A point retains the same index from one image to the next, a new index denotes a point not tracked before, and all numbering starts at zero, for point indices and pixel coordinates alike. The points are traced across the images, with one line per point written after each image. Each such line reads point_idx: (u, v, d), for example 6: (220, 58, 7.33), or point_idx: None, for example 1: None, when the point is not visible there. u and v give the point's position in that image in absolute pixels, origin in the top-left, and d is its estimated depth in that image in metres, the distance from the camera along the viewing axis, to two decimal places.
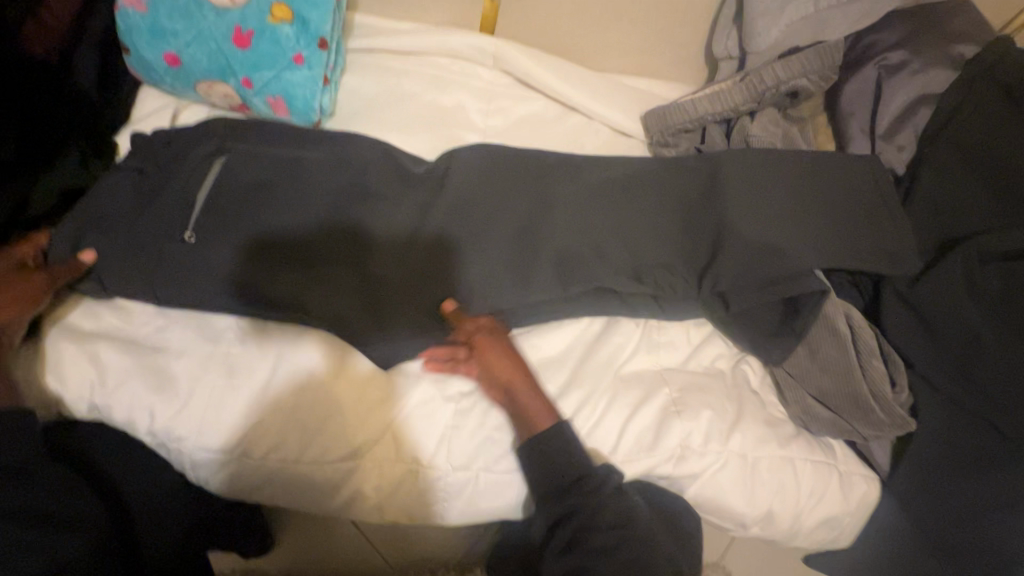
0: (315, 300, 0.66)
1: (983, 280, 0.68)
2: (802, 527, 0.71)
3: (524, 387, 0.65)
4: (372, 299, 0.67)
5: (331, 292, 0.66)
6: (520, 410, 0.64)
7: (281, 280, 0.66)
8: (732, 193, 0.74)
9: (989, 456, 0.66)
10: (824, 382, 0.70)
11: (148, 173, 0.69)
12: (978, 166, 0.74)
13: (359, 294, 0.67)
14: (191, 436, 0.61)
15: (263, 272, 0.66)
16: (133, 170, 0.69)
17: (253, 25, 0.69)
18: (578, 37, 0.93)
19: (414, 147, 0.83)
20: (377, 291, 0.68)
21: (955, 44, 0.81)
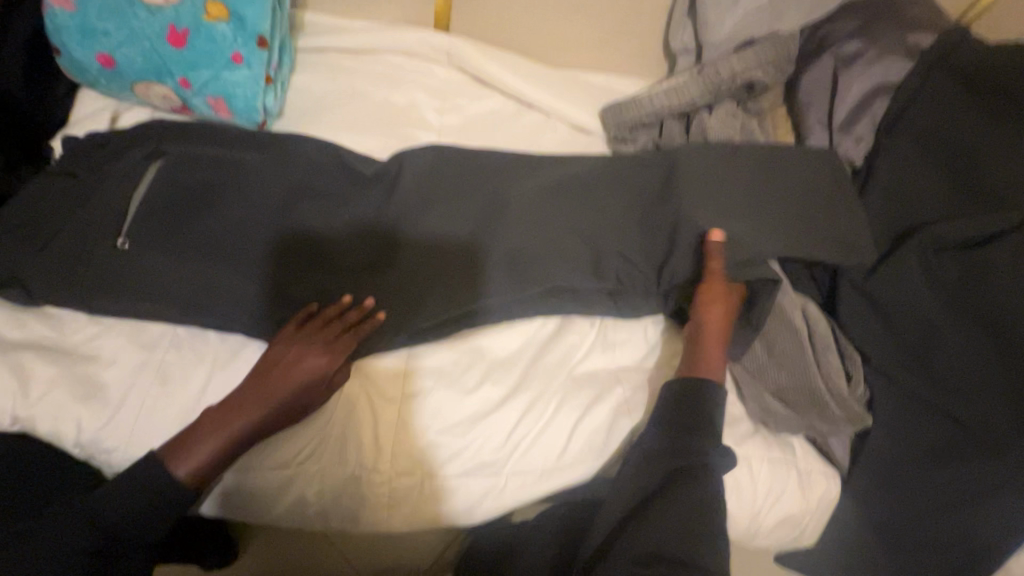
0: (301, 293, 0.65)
1: (939, 271, 0.68)
2: (761, 527, 0.69)
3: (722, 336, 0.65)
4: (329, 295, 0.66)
5: (302, 285, 0.66)
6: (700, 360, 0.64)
7: (296, 279, 0.66)
8: (687, 187, 0.73)
9: (948, 451, 0.65)
10: (782, 378, 0.68)
11: (83, 177, 0.67)
12: (935, 156, 0.74)
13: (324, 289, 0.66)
14: (120, 448, 0.58)
15: (283, 272, 0.66)
16: (68, 173, 0.68)
17: (188, 22, 0.67)
18: (534, 33, 0.92)
19: (366, 146, 0.81)
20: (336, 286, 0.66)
21: (911, 32, 0.80)
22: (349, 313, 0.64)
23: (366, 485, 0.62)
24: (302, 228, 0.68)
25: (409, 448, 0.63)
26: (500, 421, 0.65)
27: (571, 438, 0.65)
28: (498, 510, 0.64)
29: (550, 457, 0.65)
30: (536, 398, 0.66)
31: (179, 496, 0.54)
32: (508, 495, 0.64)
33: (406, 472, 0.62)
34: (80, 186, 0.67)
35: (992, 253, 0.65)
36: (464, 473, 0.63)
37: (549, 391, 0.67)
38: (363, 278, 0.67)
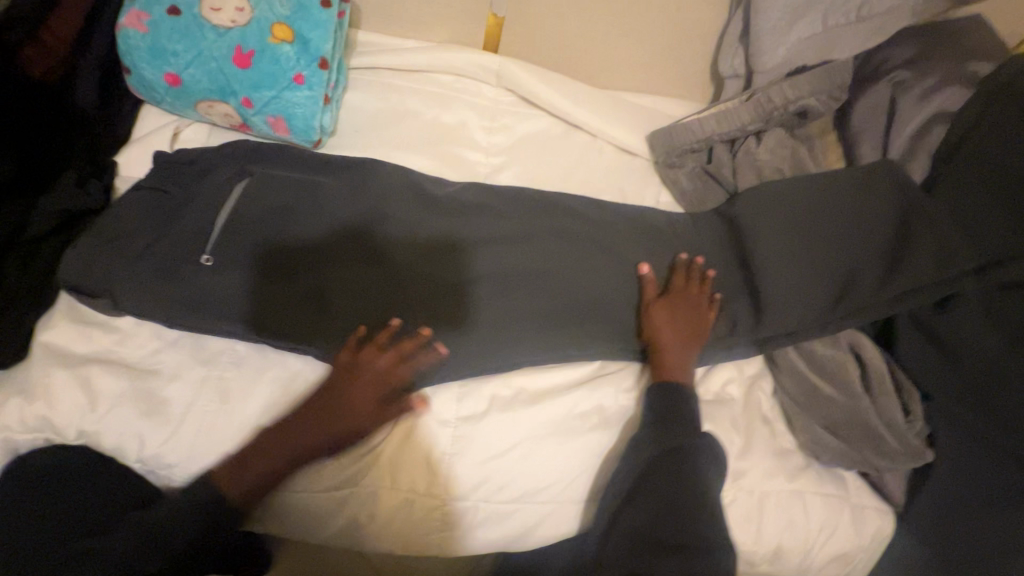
0: (354, 302, 0.67)
1: (1003, 306, 0.66)
2: (812, 564, 0.68)
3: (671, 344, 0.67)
4: (389, 306, 0.67)
5: (359, 294, 0.67)
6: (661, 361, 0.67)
7: (352, 283, 0.67)
8: (750, 224, 0.76)
9: (1015, 492, 0.62)
10: (833, 411, 0.69)
11: (165, 192, 0.70)
12: (994, 187, 0.71)
13: (381, 299, 0.67)
14: (183, 464, 0.59)
15: (337, 276, 0.68)
16: (152, 189, 0.70)
17: (254, 44, 0.69)
18: (582, 55, 0.92)
19: (418, 165, 0.82)
20: (396, 297, 0.68)
21: (969, 62, 0.79)
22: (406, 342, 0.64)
23: (421, 507, 0.62)
24: (363, 252, 0.69)
25: (464, 473, 0.63)
26: (555, 448, 0.64)
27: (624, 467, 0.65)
28: (552, 534, 0.65)
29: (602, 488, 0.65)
30: (586, 427, 0.66)
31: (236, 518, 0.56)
32: (561, 520, 0.64)
33: (460, 496, 0.63)
34: (158, 202, 0.69)
35: None
36: (518, 499, 0.63)
37: (604, 420, 0.67)
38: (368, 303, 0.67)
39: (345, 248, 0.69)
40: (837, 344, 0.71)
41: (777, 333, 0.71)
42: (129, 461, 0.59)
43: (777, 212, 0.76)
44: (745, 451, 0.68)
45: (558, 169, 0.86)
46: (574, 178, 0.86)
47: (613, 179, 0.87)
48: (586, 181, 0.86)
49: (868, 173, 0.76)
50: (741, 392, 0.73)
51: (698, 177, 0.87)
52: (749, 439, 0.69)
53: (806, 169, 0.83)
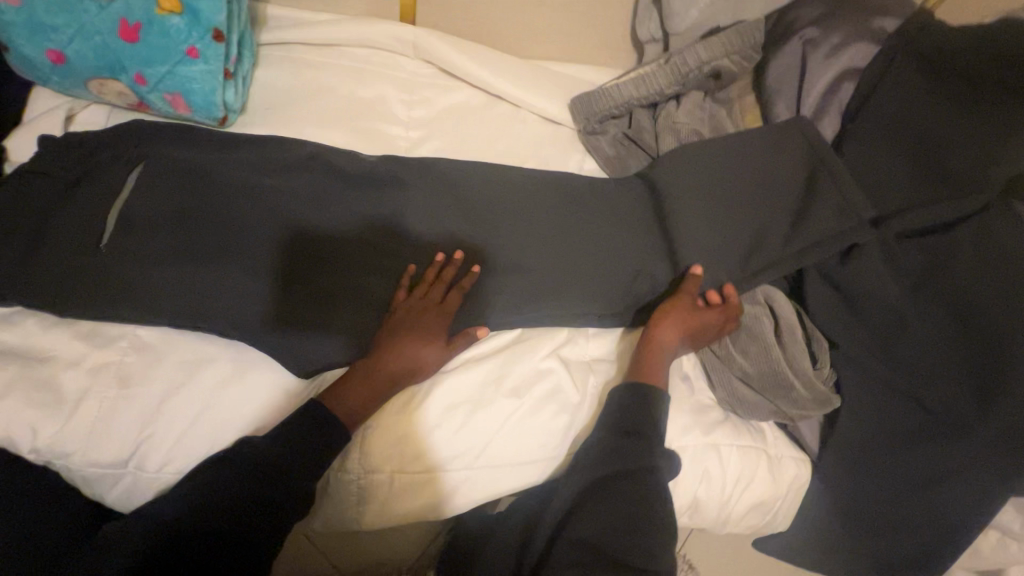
0: (344, 302, 0.67)
1: (904, 255, 0.70)
2: (732, 513, 0.70)
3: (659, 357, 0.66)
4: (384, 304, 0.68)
5: (349, 294, 0.67)
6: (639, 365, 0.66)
7: (331, 278, 0.67)
8: (672, 187, 0.76)
9: (919, 433, 0.65)
10: (746, 364, 0.70)
11: (54, 176, 0.66)
12: (897, 142, 0.74)
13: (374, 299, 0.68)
14: (79, 452, 0.57)
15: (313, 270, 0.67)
16: (41, 173, 0.67)
17: (140, 16, 0.65)
18: (501, 24, 0.91)
19: (333, 140, 0.80)
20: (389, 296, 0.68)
21: (876, 17, 0.80)
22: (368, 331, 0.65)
23: (336, 480, 0.63)
24: (273, 232, 0.68)
25: (377, 446, 0.62)
26: (469, 417, 0.64)
27: (537, 432, 0.66)
28: (468, 501, 0.65)
29: (524, 451, 0.65)
30: (506, 391, 0.66)
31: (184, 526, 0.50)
32: (477, 486, 0.64)
33: (373, 469, 0.62)
34: (50, 185, 0.66)
35: (954, 236, 0.67)
36: (433, 469, 0.63)
37: (517, 387, 0.67)
38: (360, 299, 0.67)
39: (251, 227, 0.67)
40: (751, 299, 0.73)
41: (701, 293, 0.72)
42: (23, 453, 0.57)
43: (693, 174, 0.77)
44: None
45: (480, 140, 0.85)
46: (496, 149, 0.84)
47: (536, 148, 0.87)
48: (509, 151, 0.85)
49: (778, 134, 0.77)
50: None
51: (619, 143, 0.86)
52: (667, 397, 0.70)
53: (723, 131, 0.84)
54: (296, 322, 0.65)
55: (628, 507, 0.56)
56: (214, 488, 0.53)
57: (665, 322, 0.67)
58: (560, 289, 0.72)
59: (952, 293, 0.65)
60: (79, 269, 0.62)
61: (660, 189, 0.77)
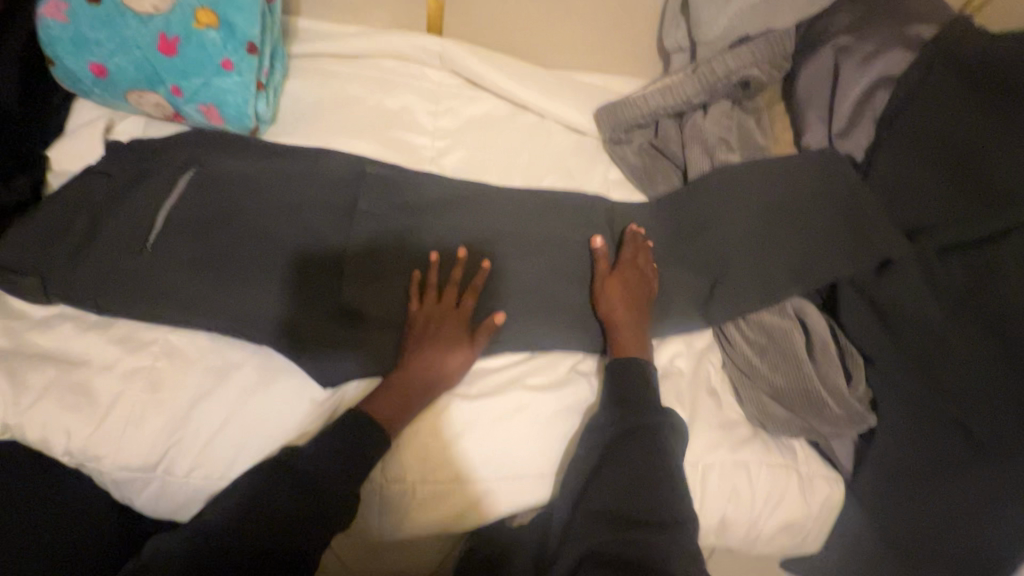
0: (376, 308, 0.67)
1: (945, 271, 0.66)
2: (760, 534, 0.68)
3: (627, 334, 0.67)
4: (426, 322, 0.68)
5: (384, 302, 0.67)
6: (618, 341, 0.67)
7: (364, 292, 0.67)
8: (703, 202, 0.76)
9: (956, 456, 0.62)
10: (778, 380, 0.68)
11: (95, 185, 0.68)
12: (937, 152, 0.71)
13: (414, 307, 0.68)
14: (111, 455, 0.58)
15: (349, 283, 0.67)
16: (83, 182, 0.69)
17: (179, 31, 0.68)
18: (525, 34, 0.92)
19: (360, 149, 0.81)
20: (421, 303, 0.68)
21: (911, 24, 0.78)
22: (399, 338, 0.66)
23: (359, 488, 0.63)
24: (302, 242, 0.68)
25: (403, 454, 0.63)
26: (495, 425, 0.64)
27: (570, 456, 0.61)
28: (491, 513, 0.64)
29: (546, 467, 0.65)
30: (523, 407, 0.65)
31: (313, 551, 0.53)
32: (496, 501, 0.64)
33: (396, 478, 0.63)
34: (90, 193, 0.68)
35: (992, 252, 0.64)
36: (455, 480, 0.63)
37: (543, 394, 0.66)
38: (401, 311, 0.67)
39: (282, 236, 0.68)
40: (782, 310, 0.70)
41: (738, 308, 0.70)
42: (56, 454, 0.58)
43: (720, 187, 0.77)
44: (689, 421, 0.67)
45: (505, 150, 0.85)
46: (521, 158, 0.84)
47: (560, 158, 0.86)
48: (533, 161, 0.85)
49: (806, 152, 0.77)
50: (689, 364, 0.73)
51: (645, 152, 0.86)
52: (694, 411, 0.68)
53: (751, 141, 0.82)
54: (344, 338, 0.65)
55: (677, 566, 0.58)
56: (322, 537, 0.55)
57: (613, 287, 0.69)
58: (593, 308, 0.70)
59: (988, 312, 0.62)
60: (114, 274, 0.63)
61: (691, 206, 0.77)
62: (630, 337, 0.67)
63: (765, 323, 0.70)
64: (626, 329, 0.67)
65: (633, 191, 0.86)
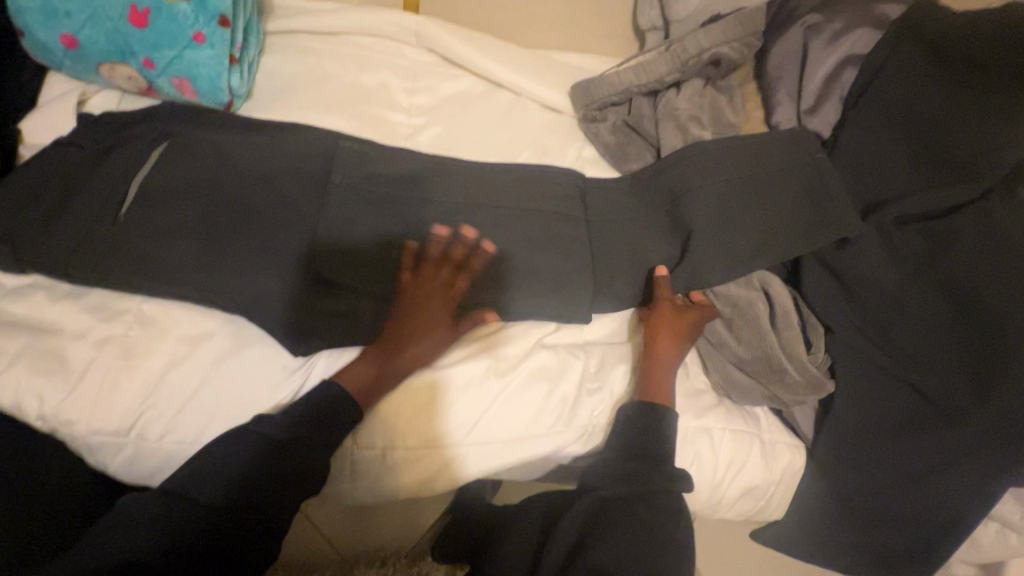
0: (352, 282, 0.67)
1: (904, 241, 0.69)
2: (723, 498, 0.70)
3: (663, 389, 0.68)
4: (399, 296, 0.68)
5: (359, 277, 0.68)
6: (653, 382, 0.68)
7: (340, 268, 0.67)
8: (672, 176, 0.77)
9: (913, 419, 0.65)
10: (740, 349, 0.70)
11: (67, 157, 0.69)
12: (899, 128, 0.73)
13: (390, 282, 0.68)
14: (84, 420, 0.59)
15: (325, 257, 0.67)
16: (55, 154, 0.69)
17: (149, 2, 0.68)
18: (501, 13, 0.92)
19: (336, 125, 0.81)
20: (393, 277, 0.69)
21: (878, 3, 0.80)
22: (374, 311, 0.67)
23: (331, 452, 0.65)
24: (276, 214, 0.69)
25: (371, 421, 0.64)
26: (460, 392, 0.66)
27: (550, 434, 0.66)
28: (461, 477, 0.66)
29: (515, 433, 0.66)
30: (492, 374, 0.67)
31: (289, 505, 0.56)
32: (466, 464, 0.66)
33: (367, 443, 0.64)
34: (62, 165, 0.68)
35: (950, 222, 0.67)
36: (424, 446, 0.65)
37: (501, 361, 0.68)
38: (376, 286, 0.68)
39: (255, 208, 0.69)
40: (747, 282, 0.72)
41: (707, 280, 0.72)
42: (30, 418, 0.59)
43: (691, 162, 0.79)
44: None
45: (481, 128, 0.86)
46: (496, 135, 0.85)
47: (536, 135, 0.87)
48: (509, 138, 0.86)
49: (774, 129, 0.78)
50: None
51: (619, 130, 0.87)
52: None
53: (722, 118, 0.84)
54: (321, 313, 0.66)
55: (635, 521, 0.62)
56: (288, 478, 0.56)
57: (663, 323, 0.70)
58: (560, 280, 0.71)
59: (944, 281, 0.65)
60: (86, 244, 0.64)
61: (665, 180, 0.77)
62: (662, 382, 0.68)
63: (728, 294, 0.72)
64: (665, 378, 0.68)
65: (607, 169, 0.87)
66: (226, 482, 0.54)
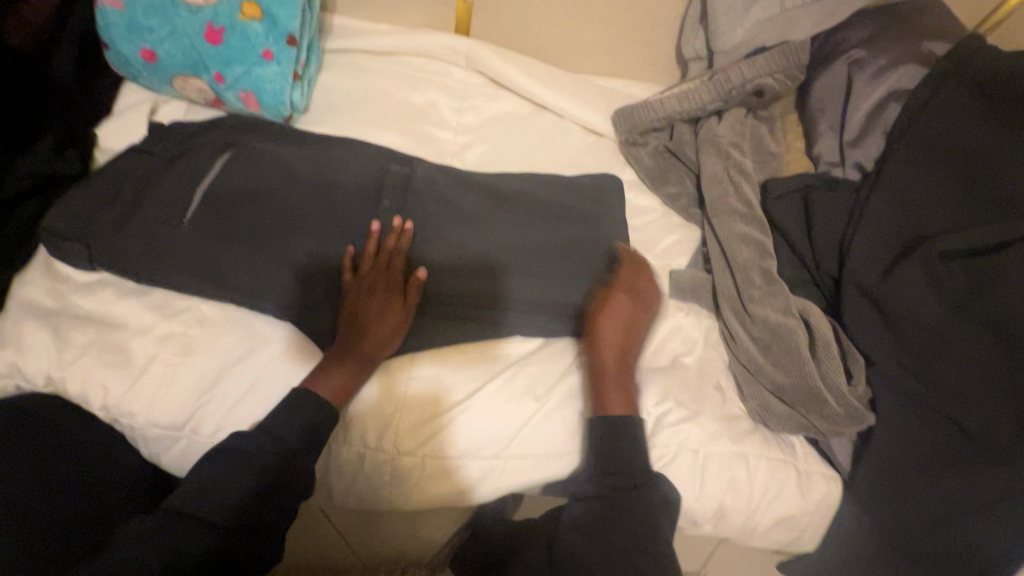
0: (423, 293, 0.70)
1: (948, 275, 0.67)
2: (757, 525, 0.70)
3: (609, 376, 0.68)
4: (448, 308, 0.70)
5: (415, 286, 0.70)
6: (599, 394, 0.67)
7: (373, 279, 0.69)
8: (712, 212, 0.81)
9: (958, 454, 0.63)
10: (780, 377, 0.70)
11: (145, 160, 0.73)
12: (944, 164, 0.73)
13: (440, 297, 0.70)
14: (143, 412, 0.62)
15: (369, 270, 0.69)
16: (132, 158, 0.73)
17: (225, 21, 0.72)
18: (547, 38, 0.96)
19: (387, 141, 0.85)
20: (443, 292, 0.70)
21: (923, 41, 0.81)
22: (422, 320, 0.69)
23: (371, 459, 0.66)
24: (331, 225, 0.72)
25: (413, 429, 0.66)
26: (503, 406, 0.67)
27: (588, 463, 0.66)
28: (497, 489, 0.67)
29: (553, 447, 0.67)
30: (529, 387, 0.69)
31: (267, 498, 0.56)
32: (504, 476, 0.67)
33: (407, 451, 0.65)
34: (137, 169, 0.72)
35: (996, 260, 0.65)
36: (464, 456, 0.66)
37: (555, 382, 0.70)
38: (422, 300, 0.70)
39: (311, 219, 0.72)
40: (788, 310, 0.71)
41: (752, 306, 0.74)
42: (94, 409, 0.62)
43: (730, 190, 0.81)
44: (693, 414, 0.70)
45: (525, 148, 0.89)
46: (540, 157, 0.88)
47: (579, 157, 0.90)
48: (552, 159, 0.88)
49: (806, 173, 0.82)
50: (695, 360, 0.76)
51: (660, 155, 0.89)
52: (697, 404, 0.71)
53: (763, 148, 0.85)
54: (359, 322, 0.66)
55: (628, 522, 0.59)
56: (272, 482, 0.56)
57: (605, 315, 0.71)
58: (602, 304, 0.72)
59: (988, 318, 0.64)
60: (152, 244, 0.67)
61: (710, 210, 0.81)
62: (618, 395, 0.67)
63: (769, 323, 0.72)
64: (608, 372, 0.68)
65: (647, 192, 0.89)
66: (219, 496, 0.54)
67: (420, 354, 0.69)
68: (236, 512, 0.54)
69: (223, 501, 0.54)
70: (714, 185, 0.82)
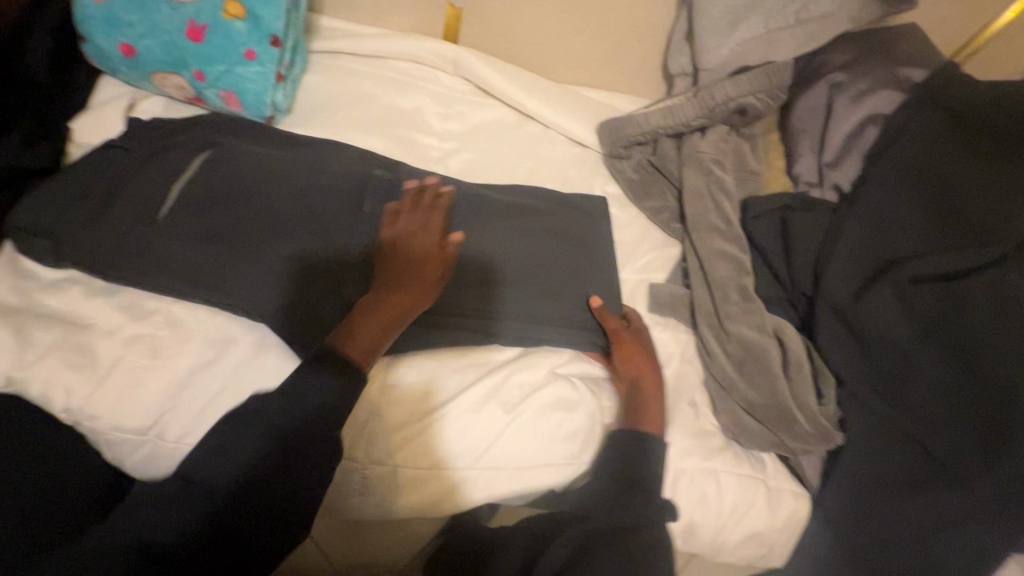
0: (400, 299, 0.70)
1: (918, 300, 0.68)
2: (726, 541, 0.70)
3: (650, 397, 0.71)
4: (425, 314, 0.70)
5: None
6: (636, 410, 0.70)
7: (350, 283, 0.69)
8: (694, 226, 0.81)
9: (923, 477, 0.64)
10: (751, 394, 0.71)
11: (119, 157, 0.72)
12: (917, 188, 0.74)
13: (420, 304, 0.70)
14: (108, 416, 0.61)
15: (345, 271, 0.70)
16: (106, 154, 0.72)
17: (207, 19, 0.72)
18: (535, 49, 0.96)
19: (371, 144, 0.84)
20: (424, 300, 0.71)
21: (901, 67, 0.83)
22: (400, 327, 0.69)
23: (343, 468, 0.65)
24: (307, 228, 0.70)
25: (385, 437, 0.65)
26: (475, 416, 0.67)
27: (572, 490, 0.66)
28: (468, 502, 0.67)
29: (523, 459, 0.67)
30: (500, 398, 0.68)
31: (219, 505, 0.52)
32: (476, 488, 0.66)
33: (379, 461, 0.65)
34: (111, 166, 0.71)
35: (965, 285, 0.66)
36: (436, 467, 0.66)
37: (539, 387, 0.70)
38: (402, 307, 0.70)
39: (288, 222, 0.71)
40: (763, 328, 0.72)
41: (728, 323, 0.74)
42: (55, 410, 0.61)
43: (710, 207, 0.81)
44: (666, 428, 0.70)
45: (511, 157, 0.89)
46: (524, 167, 0.88)
47: (563, 169, 0.90)
48: (536, 169, 0.89)
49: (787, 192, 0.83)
50: (670, 375, 0.76)
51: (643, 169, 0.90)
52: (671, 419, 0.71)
53: (743, 165, 0.86)
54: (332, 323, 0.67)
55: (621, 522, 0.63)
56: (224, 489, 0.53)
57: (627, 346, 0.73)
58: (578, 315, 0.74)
59: (956, 344, 0.65)
60: (123, 242, 0.66)
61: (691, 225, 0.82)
62: (648, 414, 0.70)
63: (744, 341, 0.72)
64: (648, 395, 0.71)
65: (628, 205, 0.90)
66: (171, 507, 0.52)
67: (395, 362, 0.68)
68: (187, 525, 0.51)
69: (174, 514, 0.51)
70: (695, 200, 0.83)
